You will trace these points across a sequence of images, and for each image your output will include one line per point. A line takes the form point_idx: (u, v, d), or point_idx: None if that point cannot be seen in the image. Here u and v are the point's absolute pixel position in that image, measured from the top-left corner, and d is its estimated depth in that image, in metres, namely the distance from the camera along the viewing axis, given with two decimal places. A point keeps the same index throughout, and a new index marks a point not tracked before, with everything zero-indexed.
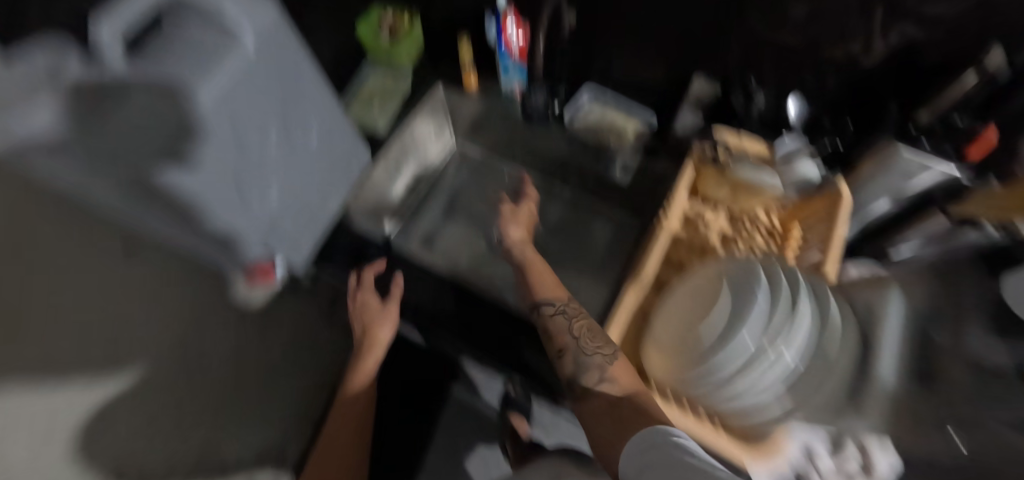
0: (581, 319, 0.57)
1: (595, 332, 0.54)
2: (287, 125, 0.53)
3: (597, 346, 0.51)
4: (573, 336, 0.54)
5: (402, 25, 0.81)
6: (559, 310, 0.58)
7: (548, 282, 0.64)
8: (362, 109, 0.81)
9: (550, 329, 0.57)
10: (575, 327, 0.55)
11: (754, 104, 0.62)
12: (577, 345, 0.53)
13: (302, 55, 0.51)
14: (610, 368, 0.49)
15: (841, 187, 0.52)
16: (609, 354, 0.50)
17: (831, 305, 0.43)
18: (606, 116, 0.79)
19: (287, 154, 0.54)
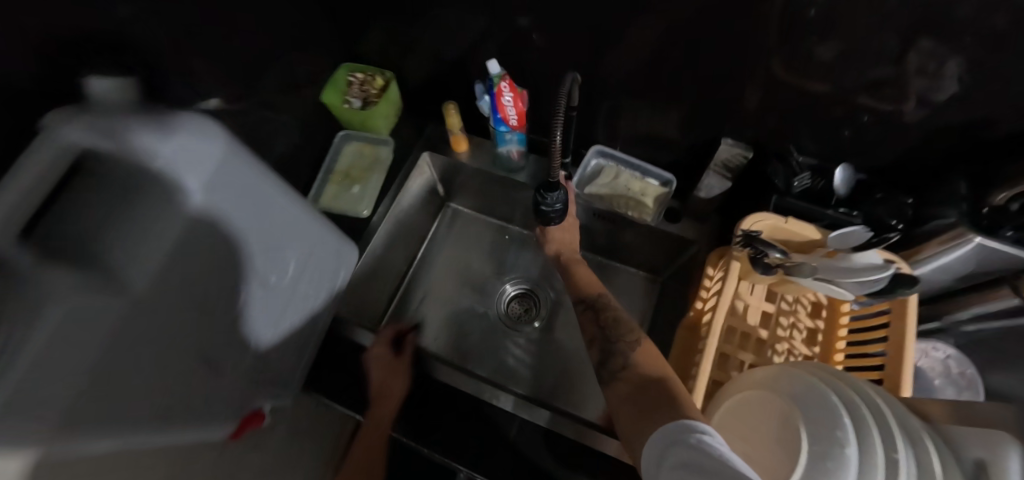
0: (608, 311, 0.58)
1: (622, 326, 0.55)
2: (257, 264, 0.47)
3: (620, 335, 0.53)
4: (599, 328, 0.56)
5: (376, 90, 0.75)
6: (589, 306, 0.59)
7: (584, 277, 0.64)
8: (341, 188, 0.74)
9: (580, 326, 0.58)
10: (603, 318, 0.57)
11: (798, 183, 0.53)
12: (605, 336, 0.54)
13: (269, 182, 0.45)
14: (634, 354, 0.50)
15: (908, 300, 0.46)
16: (632, 342, 0.52)
17: (930, 453, 0.36)
18: (621, 186, 0.69)
19: (261, 292, 0.49)
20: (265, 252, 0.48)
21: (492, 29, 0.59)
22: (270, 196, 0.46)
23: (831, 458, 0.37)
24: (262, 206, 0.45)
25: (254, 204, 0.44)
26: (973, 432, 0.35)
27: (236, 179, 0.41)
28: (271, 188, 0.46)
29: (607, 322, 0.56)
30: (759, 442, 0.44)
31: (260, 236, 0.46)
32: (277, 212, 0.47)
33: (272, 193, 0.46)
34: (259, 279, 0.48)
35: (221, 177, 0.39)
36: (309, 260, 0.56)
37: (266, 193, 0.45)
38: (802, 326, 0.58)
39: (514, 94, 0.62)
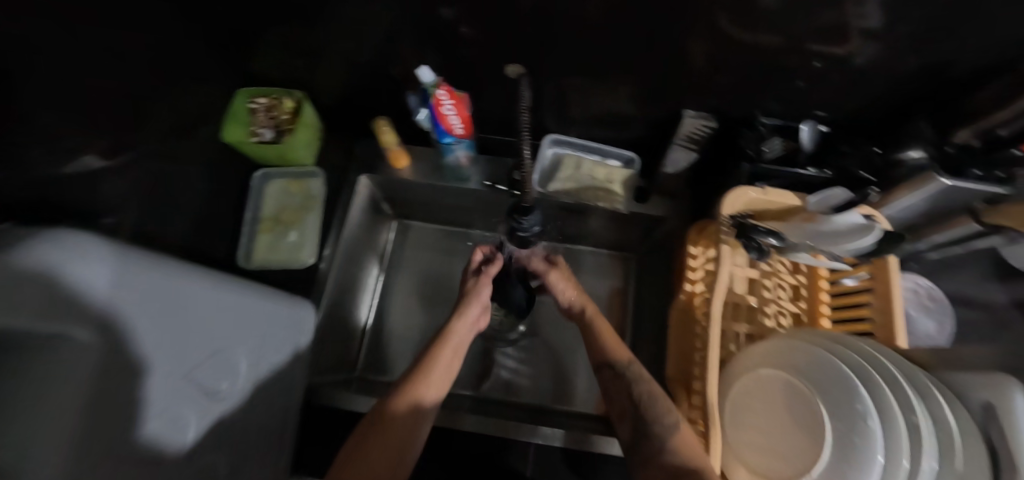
0: (645, 386, 0.50)
1: (661, 402, 0.48)
2: (188, 375, 0.40)
3: (658, 414, 0.47)
4: (632, 405, 0.50)
5: (287, 115, 0.65)
6: (619, 374, 0.52)
7: (614, 340, 0.55)
8: (275, 236, 0.64)
9: (608, 389, 0.53)
10: (637, 393, 0.50)
11: (767, 149, 0.51)
12: (638, 412, 0.49)
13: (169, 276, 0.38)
14: (671, 437, 0.44)
15: (892, 263, 0.47)
16: (672, 424, 0.45)
17: (938, 405, 0.39)
18: (585, 175, 0.65)
19: (206, 400, 0.42)
20: (199, 358, 0.41)
21: (413, 26, 0.50)
22: (185, 292, 0.39)
23: (857, 433, 0.38)
24: (182, 307, 0.38)
25: (172, 309, 0.37)
26: (979, 379, 0.39)
27: (140, 288, 0.34)
28: (184, 282, 0.39)
29: (644, 400, 0.49)
30: (783, 425, 0.45)
31: (190, 343, 0.39)
32: (203, 306, 0.41)
33: (186, 289, 0.39)
34: (200, 388, 0.41)
35: (124, 294, 0.32)
36: (259, 345, 0.49)
37: (181, 290, 0.39)
38: (785, 283, 0.58)
39: (455, 101, 0.54)
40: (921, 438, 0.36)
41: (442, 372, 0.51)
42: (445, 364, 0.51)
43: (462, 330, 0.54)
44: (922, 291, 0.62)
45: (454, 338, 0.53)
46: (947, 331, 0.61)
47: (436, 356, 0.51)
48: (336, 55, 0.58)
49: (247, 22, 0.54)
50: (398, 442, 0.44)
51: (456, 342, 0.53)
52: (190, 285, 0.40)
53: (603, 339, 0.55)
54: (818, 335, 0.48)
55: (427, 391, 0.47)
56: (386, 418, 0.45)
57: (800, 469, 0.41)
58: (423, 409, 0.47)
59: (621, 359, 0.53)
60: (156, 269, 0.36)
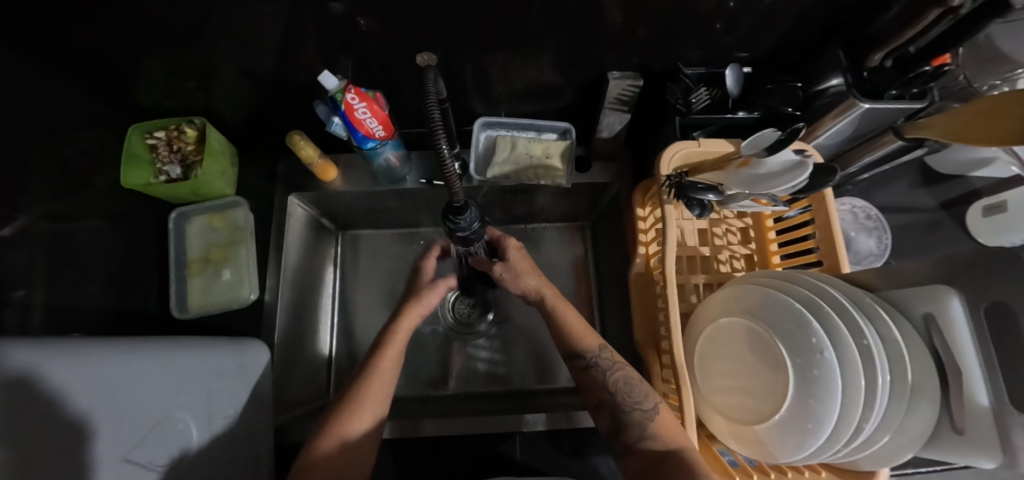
0: (619, 370, 0.50)
1: (637, 387, 0.48)
2: (126, 435, 0.37)
3: (635, 401, 0.47)
4: (609, 393, 0.49)
5: (192, 146, 0.59)
6: (592, 364, 0.51)
7: (579, 328, 0.52)
8: (207, 278, 0.59)
9: (583, 381, 0.51)
10: (613, 382, 0.49)
11: (695, 99, 0.52)
12: (614, 400, 0.48)
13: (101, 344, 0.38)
14: (652, 426, 0.45)
15: (828, 194, 0.48)
16: (650, 409, 0.46)
17: (882, 322, 0.41)
18: (523, 155, 0.62)
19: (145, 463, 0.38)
20: (135, 418, 0.38)
21: (302, 28, 0.45)
22: (92, 370, 0.36)
23: (816, 366, 0.40)
24: (92, 389, 0.35)
25: (80, 391, 0.34)
26: (920, 293, 0.41)
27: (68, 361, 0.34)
28: (87, 361, 0.36)
29: (619, 386, 0.48)
30: (748, 367, 0.46)
31: (110, 428, 0.36)
32: (120, 383, 0.37)
33: (92, 370, 0.36)
34: (138, 451, 0.38)
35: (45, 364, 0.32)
36: (207, 409, 0.45)
37: (89, 369, 0.35)
38: (734, 228, 0.59)
39: (367, 102, 0.51)
40: (871, 359, 0.38)
41: (389, 361, 0.50)
42: (392, 360, 0.50)
43: (407, 323, 0.52)
44: (859, 210, 0.64)
45: (399, 336, 0.51)
46: (887, 245, 0.63)
47: (381, 362, 0.49)
48: (225, 71, 0.52)
49: (110, 52, 0.47)
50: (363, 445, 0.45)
51: (399, 336, 0.51)
52: (97, 362, 0.36)
53: (568, 331, 0.52)
54: (769, 276, 0.49)
55: (378, 389, 0.48)
56: (350, 418, 0.46)
57: (770, 408, 0.43)
58: (378, 404, 0.47)
59: (590, 349, 0.51)
60: (50, 354, 0.33)
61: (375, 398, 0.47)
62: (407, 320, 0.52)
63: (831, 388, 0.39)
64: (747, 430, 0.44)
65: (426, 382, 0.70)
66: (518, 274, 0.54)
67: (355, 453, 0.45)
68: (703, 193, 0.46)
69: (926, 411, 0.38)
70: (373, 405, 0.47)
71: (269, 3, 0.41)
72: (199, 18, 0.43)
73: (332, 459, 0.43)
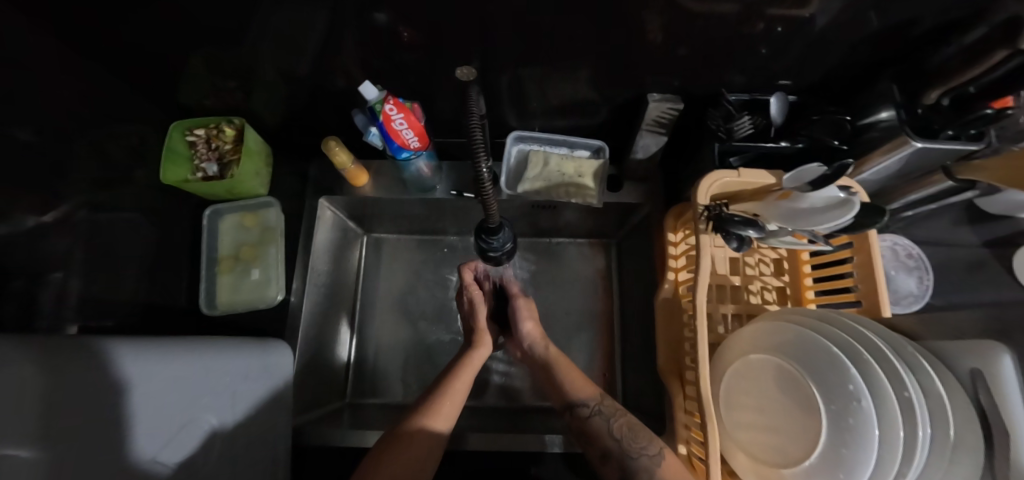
0: (620, 416, 0.52)
1: (640, 433, 0.49)
2: (161, 420, 0.39)
3: (642, 446, 0.48)
4: (614, 438, 0.50)
5: (230, 145, 0.60)
6: (595, 411, 0.53)
7: (575, 377, 0.56)
8: (236, 276, 0.60)
9: (585, 431, 0.52)
10: (617, 427, 0.50)
11: (737, 127, 0.51)
12: (621, 448, 0.49)
13: (150, 339, 0.42)
14: (660, 471, 0.45)
15: (871, 235, 0.46)
16: (656, 454, 0.47)
17: (929, 374, 0.39)
18: (555, 171, 0.62)
19: (171, 449, 0.39)
20: (170, 401, 0.40)
21: (347, 37, 0.45)
22: (144, 373, 0.38)
23: (853, 413, 0.38)
24: (133, 382, 0.37)
25: (129, 393, 0.36)
26: (969, 347, 0.40)
27: (121, 349, 0.38)
28: (138, 360, 0.39)
29: (623, 432, 0.50)
30: (778, 406, 0.45)
31: (147, 428, 0.37)
32: (161, 383, 0.40)
33: (136, 365, 0.38)
34: (165, 437, 0.39)
35: (99, 347, 0.37)
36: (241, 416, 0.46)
37: (138, 356, 0.39)
38: (767, 258, 0.58)
39: (404, 114, 0.52)
40: (913, 414, 0.37)
41: (461, 389, 0.54)
42: (463, 384, 0.54)
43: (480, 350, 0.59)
44: (901, 248, 0.62)
45: (473, 362, 0.57)
46: (928, 286, 0.61)
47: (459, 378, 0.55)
48: (267, 75, 0.53)
49: (158, 51, 0.48)
50: (429, 451, 0.47)
51: (472, 365, 0.57)
52: (146, 364, 0.39)
53: (562, 379, 0.56)
54: (803, 314, 0.47)
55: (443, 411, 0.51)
56: (433, 416, 0.50)
57: (800, 453, 0.41)
58: (448, 414, 0.51)
59: (589, 397, 0.54)
60: (102, 356, 0.36)
61: (450, 405, 0.52)
62: (482, 350, 0.59)
63: (865, 436, 0.37)
64: (775, 473, 0.42)
65: None
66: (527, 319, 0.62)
67: (428, 447, 0.47)
68: (738, 226, 0.45)
69: (968, 468, 0.37)
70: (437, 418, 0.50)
71: (317, 12, 0.41)
72: (244, 23, 0.43)
73: (404, 454, 0.45)
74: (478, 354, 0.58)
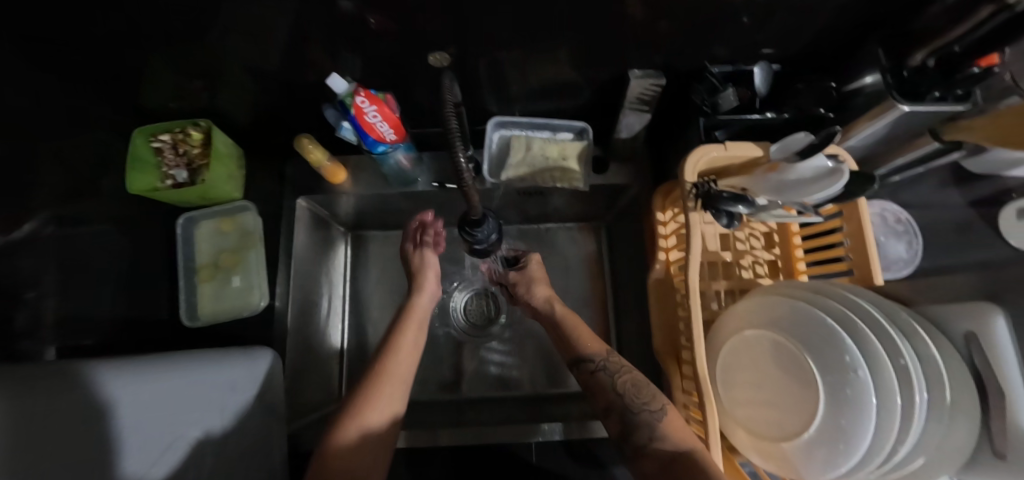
0: (627, 372, 0.50)
1: (644, 389, 0.48)
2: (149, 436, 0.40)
3: (644, 402, 0.46)
4: (617, 393, 0.49)
5: (198, 148, 0.57)
6: (600, 367, 0.51)
7: (586, 337, 0.56)
8: (218, 284, 0.58)
9: (589, 387, 0.52)
10: (620, 383, 0.49)
11: (723, 101, 0.48)
12: (622, 401, 0.48)
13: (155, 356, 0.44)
14: (659, 426, 0.44)
15: (861, 204, 0.46)
16: (657, 409, 0.45)
17: (924, 340, 0.39)
18: (538, 156, 0.60)
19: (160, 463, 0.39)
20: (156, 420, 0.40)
21: (312, 29, 0.43)
22: (128, 391, 0.40)
23: (849, 385, 0.38)
24: (119, 403, 0.39)
25: (111, 413, 0.39)
26: (963, 310, 0.39)
27: (121, 374, 0.41)
28: (127, 380, 0.41)
29: (626, 385, 0.49)
30: (775, 380, 0.44)
31: (140, 443, 0.39)
32: (146, 403, 0.41)
33: (124, 387, 0.40)
34: (155, 454, 0.39)
35: (95, 372, 0.40)
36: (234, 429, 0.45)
37: (129, 376, 0.41)
38: (758, 232, 0.57)
39: (377, 105, 0.49)
40: (909, 381, 0.37)
41: (410, 343, 0.53)
42: (408, 344, 0.53)
43: (425, 299, 0.59)
44: (889, 215, 0.63)
45: (416, 313, 0.57)
46: (917, 250, 0.61)
47: (402, 337, 0.53)
48: (230, 73, 0.50)
49: (111, 59, 0.45)
50: (388, 403, 0.47)
51: (419, 312, 0.57)
52: (133, 384, 0.41)
53: (574, 335, 0.56)
54: (798, 287, 0.47)
55: (396, 369, 0.49)
56: (366, 406, 0.45)
57: (799, 426, 0.41)
58: (393, 392, 0.48)
59: (598, 353, 0.53)
60: (93, 379, 0.39)
61: (393, 383, 0.48)
62: (425, 297, 0.58)
63: (864, 406, 0.37)
64: (775, 447, 0.42)
65: (439, 385, 0.67)
66: (540, 288, 0.62)
67: (378, 431, 0.45)
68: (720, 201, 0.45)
69: (963, 431, 0.37)
70: (386, 390, 0.47)
71: (278, 5, 0.38)
72: (200, 19, 0.40)
73: (351, 451, 0.42)
74: (421, 302, 0.58)
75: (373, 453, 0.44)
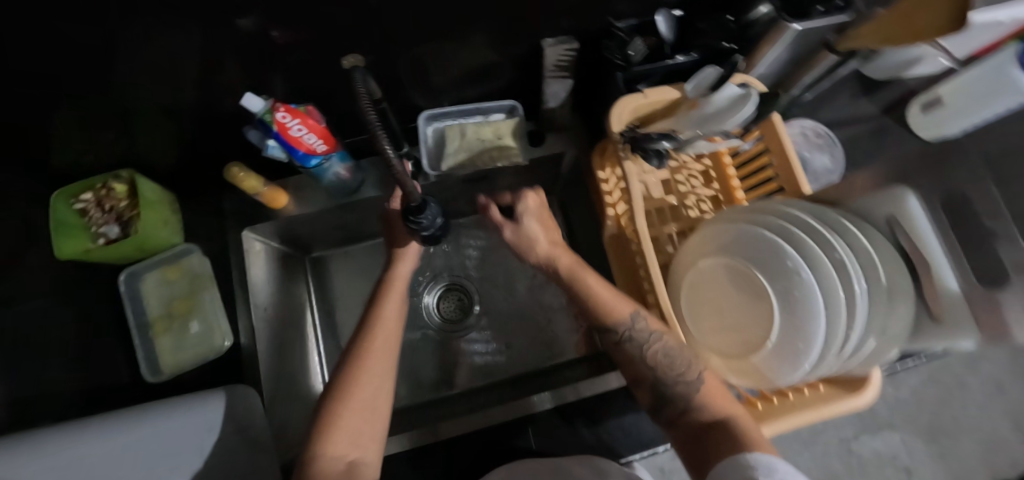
0: (655, 342, 0.46)
1: (677, 357, 0.45)
2: None
3: (679, 374, 0.45)
4: (648, 367, 0.46)
5: (126, 201, 0.55)
6: (626, 338, 0.48)
7: (609, 298, 0.50)
8: (176, 333, 0.56)
9: (615, 356, 0.49)
10: (652, 356, 0.46)
11: (633, 52, 0.51)
12: (656, 376, 0.46)
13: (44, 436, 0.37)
14: (698, 395, 0.43)
15: (776, 119, 0.50)
16: (694, 380, 0.44)
17: (854, 232, 0.42)
18: (474, 141, 0.61)
19: None
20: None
21: (220, 54, 0.42)
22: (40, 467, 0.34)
23: (797, 286, 0.42)
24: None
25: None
26: (879, 198, 0.43)
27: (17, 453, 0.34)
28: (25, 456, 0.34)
29: (658, 361, 0.46)
30: (734, 301, 0.47)
31: None
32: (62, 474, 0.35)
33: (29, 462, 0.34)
34: None
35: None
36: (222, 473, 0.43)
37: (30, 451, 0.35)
38: (695, 172, 0.58)
39: (300, 118, 0.49)
40: (846, 270, 0.40)
41: (393, 317, 0.51)
42: (393, 315, 0.51)
43: (405, 271, 0.56)
44: (809, 131, 0.66)
45: (396, 282, 0.55)
46: (840, 159, 0.65)
47: (384, 307, 0.51)
48: (143, 117, 0.48)
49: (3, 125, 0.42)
50: (381, 379, 0.45)
51: (400, 281, 0.55)
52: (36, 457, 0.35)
53: (596, 303, 0.50)
54: (737, 211, 0.50)
55: (382, 349, 0.47)
56: (350, 390, 0.43)
57: (762, 336, 0.44)
58: (385, 372, 0.45)
59: (624, 319, 0.48)
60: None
61: (380, 357, 0.46)
62: (403, 265, 0.57)
63: (812, 301, 0.40)
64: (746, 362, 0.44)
65: (428, 387, 0.66)
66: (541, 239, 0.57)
67: (372, 412, 0.43)
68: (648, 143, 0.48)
69: (904, 309, 0.40)
70: (374, 371, 0.45)
71: (180, 36, 0.37)
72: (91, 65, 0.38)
73: (346, 448, 0.40)
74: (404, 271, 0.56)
75: (370, 439, 0.42)
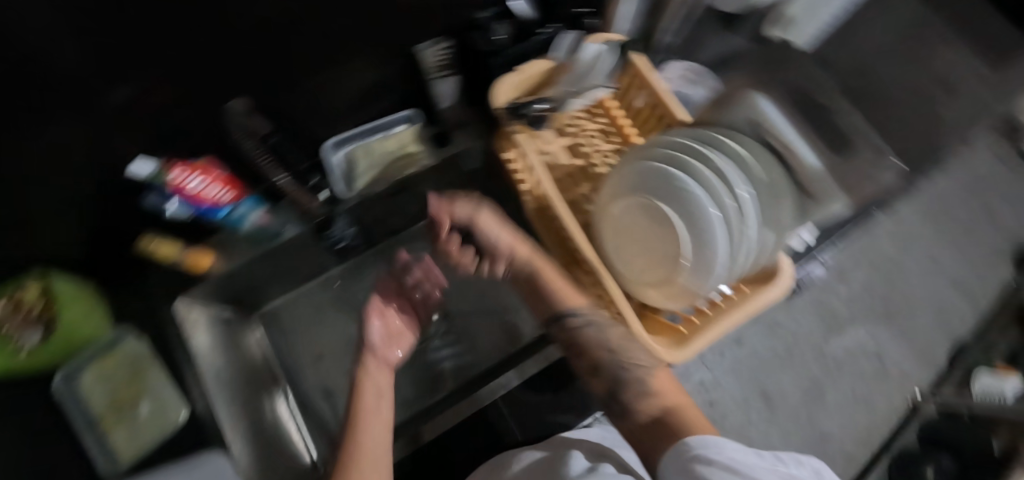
0: (615, 328, 0.44)
1: (634, 344, 0.42)
2: None
3: (637, 358, 0.41)
4: (607, 350, 0.42)
5: (40, 304, 0.51)
6: (586, 321, 0.44)
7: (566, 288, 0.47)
8: (127, 421, 0.55)
9: (568, 343, 0.44)
10: (613, 338, 0.43)
11: (497, 38, 0.56)
12: (610, 359, 0.41)
13: None
14: (653, 380, 0.39)
15: (638, 58, 0.54)
16: (649, 365, 0.41)
17: (726, 144, 0.47)
18: (383, 155, 0.65)
19: None
20: None
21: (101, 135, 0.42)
22: None
23: (691, 204, 0.46)
24: None
25: None
26: (735, 109, 0.47)
27: None
28: None
29: (615, 344, 0.42)
30: (650, 234, 0.51)
31: None
32: None
33: None
34: None
35: None
36: None
37: None
38: (593, 130, 0.60)
39: (199, 172, 0.51)
40: (725, 178, 0.45)
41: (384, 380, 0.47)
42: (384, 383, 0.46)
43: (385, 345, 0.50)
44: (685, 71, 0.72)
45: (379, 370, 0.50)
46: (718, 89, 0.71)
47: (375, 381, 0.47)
48: (41, 222, 0.47)
49: None
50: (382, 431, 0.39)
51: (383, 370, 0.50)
52: None
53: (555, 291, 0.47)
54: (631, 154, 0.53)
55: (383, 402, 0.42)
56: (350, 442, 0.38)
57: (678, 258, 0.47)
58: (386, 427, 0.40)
59: (579, 307, 0.45)
60: None
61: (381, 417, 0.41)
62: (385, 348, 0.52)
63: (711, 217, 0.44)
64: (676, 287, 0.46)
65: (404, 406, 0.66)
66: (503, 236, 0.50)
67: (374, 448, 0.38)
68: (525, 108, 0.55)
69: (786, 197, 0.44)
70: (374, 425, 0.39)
71: None
72: None
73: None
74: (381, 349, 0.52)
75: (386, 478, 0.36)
